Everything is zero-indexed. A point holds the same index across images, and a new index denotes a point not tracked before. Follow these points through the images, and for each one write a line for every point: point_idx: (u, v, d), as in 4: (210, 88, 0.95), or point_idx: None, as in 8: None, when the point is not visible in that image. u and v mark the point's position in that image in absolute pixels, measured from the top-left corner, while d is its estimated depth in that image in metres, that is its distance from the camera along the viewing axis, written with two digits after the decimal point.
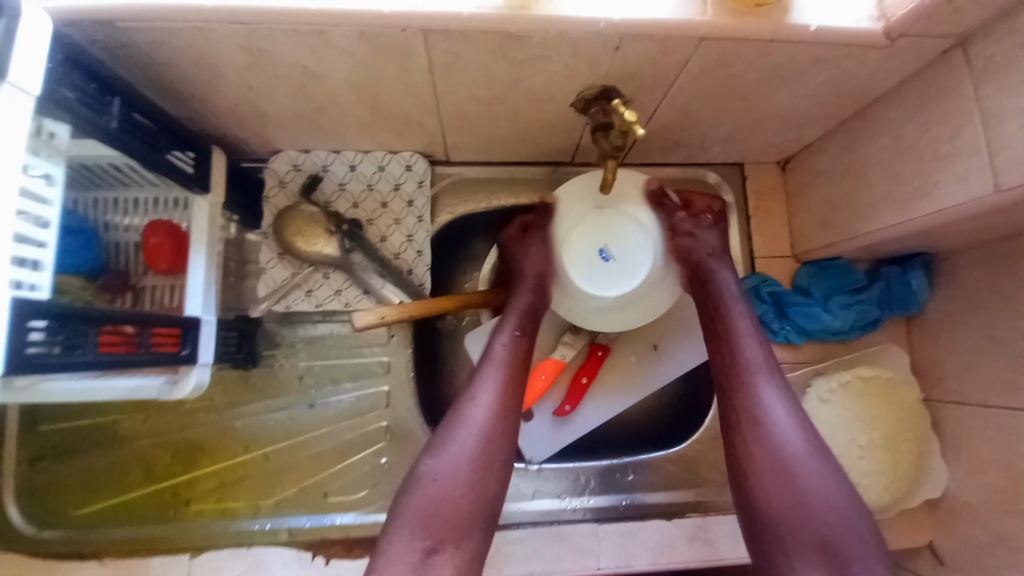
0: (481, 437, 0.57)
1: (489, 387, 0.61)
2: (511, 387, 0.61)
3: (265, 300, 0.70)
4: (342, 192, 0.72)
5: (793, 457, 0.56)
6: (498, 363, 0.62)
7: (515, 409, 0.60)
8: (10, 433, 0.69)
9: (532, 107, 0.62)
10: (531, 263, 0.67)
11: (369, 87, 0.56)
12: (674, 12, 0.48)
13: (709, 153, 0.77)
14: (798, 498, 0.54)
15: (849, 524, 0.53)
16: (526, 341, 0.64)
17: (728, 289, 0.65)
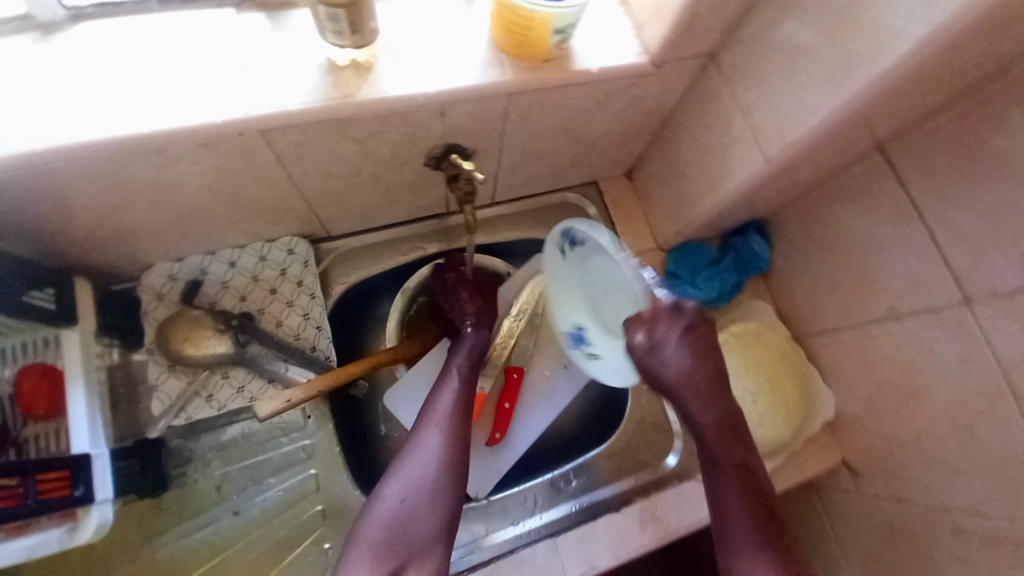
0: (431, 464, 0.62)
1: (433, 431, 0.65)
2: (458, 413, 0.67)
3: (163, 416, 0.67)
4: (227, 289, 0.73)
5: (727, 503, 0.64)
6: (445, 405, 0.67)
7: (463, 439, 0.65)
8: None
9: (389, 174, 0.68)
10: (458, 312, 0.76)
11: (229, 187, 0.60)
12: (463, 77, 0.56)
13: (565, 178, 0.87)
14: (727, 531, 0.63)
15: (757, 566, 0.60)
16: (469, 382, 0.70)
17: (683, 375, 0.67)
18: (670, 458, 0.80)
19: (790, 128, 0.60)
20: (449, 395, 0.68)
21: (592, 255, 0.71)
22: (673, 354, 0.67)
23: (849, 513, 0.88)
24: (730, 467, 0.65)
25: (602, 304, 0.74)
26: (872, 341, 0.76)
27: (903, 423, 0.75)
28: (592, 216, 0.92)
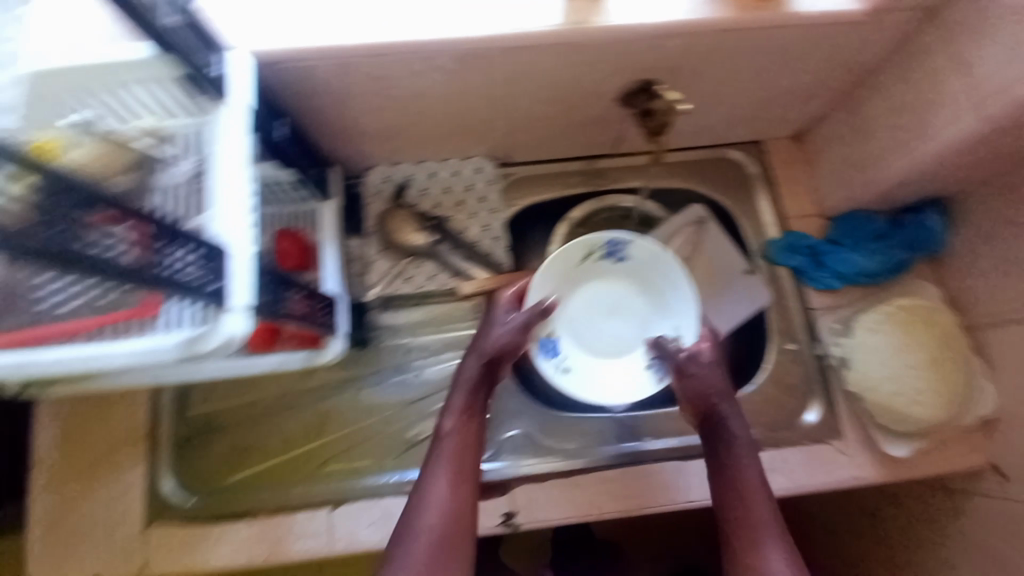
0: (438, 523, 0.57)
1: (436, 480, 0.60)
2: (465, 472, 0.61)
3: (374, 287, 0.82)
4: (425, 196, 0.86)
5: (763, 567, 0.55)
6: (445, 446, 0.62)
7: (466, 497, 0.60)
8: (164, 419, 0.76)
9: (582, 104, 0.75)
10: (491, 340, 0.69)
11: (458, 101, 0.71)
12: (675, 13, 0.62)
13: (732, 133, 0.88)
14: None
15: None
16: (473, 421, 0.65)
17: (733, 410, 0.65)
18: (809, 415, 0.82)
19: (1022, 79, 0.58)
20: (446, 453, 0.62)
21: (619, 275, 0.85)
22: (718, 380, 0.67)
23: None
24: (769, 530, 0.58)
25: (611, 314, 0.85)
26: None
27: None
28: (752, 175, 0.91)
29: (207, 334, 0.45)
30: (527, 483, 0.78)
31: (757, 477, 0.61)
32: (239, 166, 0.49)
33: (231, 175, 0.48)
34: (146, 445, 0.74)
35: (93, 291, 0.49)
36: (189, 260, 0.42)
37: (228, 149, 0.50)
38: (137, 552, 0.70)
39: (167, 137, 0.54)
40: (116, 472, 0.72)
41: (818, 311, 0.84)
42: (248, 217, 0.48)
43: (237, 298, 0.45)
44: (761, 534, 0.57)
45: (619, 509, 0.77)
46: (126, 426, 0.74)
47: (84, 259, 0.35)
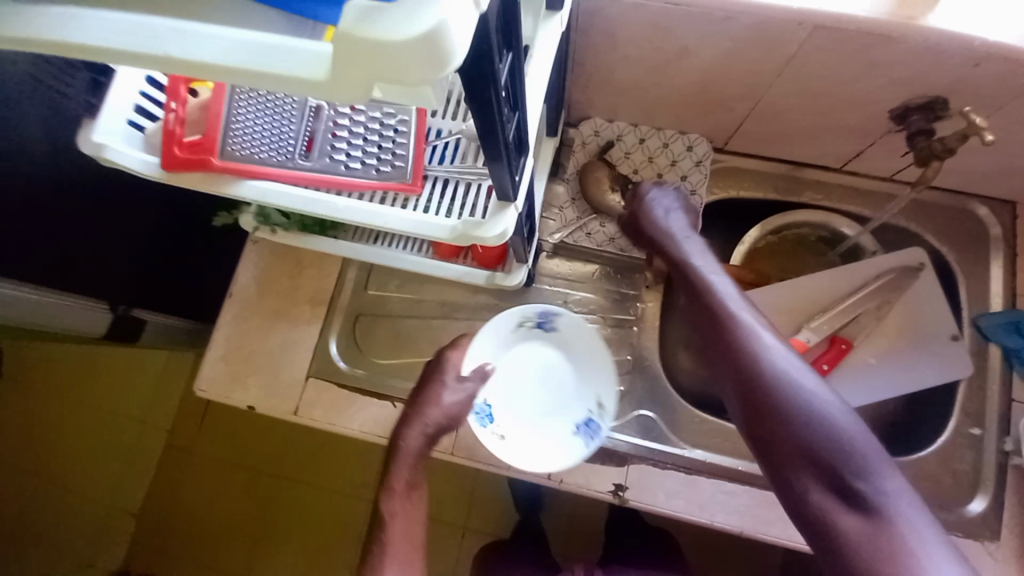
0: None
1: (392, 565, 0.66)
2: (411, 545, 0.68)
3: (556, 232, 0.83)
4: (628, 159, 0.84)
5: (791, 382, 0.52)
6: (398, 531, 0.68)
7: None
8: (347, 290, 0.83)
9: (844, 108, 0.69)
10: (436, 415, 0.68)
11: (720, 69, 0.68)
12: (1020, 31, 0.55)
13: (987, 184, 0.78)
14: (794, 428, 0.50)
15: (847, 441, 0.48)
16: (417, 492, 0.70)
17: (694, 250, 0.65)
18: (974, 505, 0.72)
19: None
20: (394, 530, 0.68)
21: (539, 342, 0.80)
22: (675, 224, 0.67)
23: None
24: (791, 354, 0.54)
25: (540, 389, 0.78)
26: None
27: None
28: (991, 236, 0.80)
29: (486, 222, 0.47)
30: (646, 464, 0.74)
31: (751, 313, 0.58)
32: (546, 69, 0.49)
33: (538, 79, 0.48)
34: (326, 308, 0.81)
35: (376, 159, 0.55)
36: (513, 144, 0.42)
37: (542, 52, 0.49)
38: (295, 394, 0.78)
39: None
40: (299, 319, 0.81)
41: (1020, 404, 0.74)
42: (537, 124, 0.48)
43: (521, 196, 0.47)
44: (772, 363, 0.53)
45: (730, 525, 0.72)
46: (314, 286, 0.82)
47: (486, 106, 0.35)
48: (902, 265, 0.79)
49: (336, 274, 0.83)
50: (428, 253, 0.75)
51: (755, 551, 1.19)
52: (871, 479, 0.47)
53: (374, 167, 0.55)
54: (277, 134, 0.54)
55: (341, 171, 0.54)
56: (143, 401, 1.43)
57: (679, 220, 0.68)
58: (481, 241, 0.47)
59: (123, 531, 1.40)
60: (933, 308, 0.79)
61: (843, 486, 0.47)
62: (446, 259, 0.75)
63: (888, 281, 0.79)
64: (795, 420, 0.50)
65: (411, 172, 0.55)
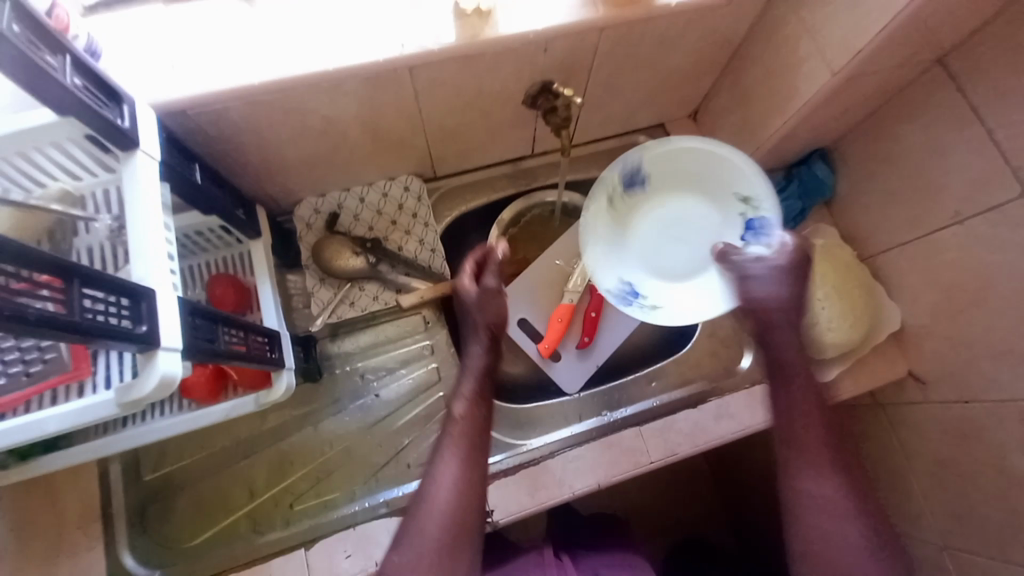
0: (450, 498, 0.63)
1: (447, 465, 0.65)
2: (475, 464, 0.65)
3: (319, 316, 0.82)
4: (358, 221, 0.88)
5: (807, 415, 0.68)
6: (463, 437, 0.67)
7: (475, 481, 0.65)
8: (117, 492, 0.73)
9: (494, 110, 0.80)
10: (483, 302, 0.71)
11: (375, 120, 0.74)
12: (555, 18, 0.66)
13: (637, 119, 0.96)
14: (811, 458, 0.67)
15: (838, 503, 0.65)
16: (483, 404, 0.69)
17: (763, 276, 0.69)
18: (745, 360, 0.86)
19: (853, 36, 0.66)
20: (452, 470, 0.65)
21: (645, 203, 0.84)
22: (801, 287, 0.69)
23: (921, 427, 0.89)
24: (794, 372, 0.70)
25: (671, 235, 0.84)
26: (933, 250, 0.80)
27: (973, 325, 0.77)
28: None
29: (139, 377, 0.46)
30: (498, 478, 0.78)
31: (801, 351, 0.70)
32: (155, 207, 0.50)
33: (150, 217, 0.49)
34: (102, 523, 0.70)
35: (24, 364, 0.50)
36: (109, 310, 0.42)
37: (143, 192, 0.50)
38: None
39: (77, 199, 0.58)
40: (76, 551, 0.69)
41: None
42: (164, 257, 0.49)
43: (167, 339, 0.46)
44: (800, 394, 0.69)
45: (590, 485, 0.78)
46: (77, 503, 0.70)
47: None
48: None
49: (99, 480, 0.73)
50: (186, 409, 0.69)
51: (670, 474, 1.31)
52: (852, 531, 0.64)
53: (23, 373, 0.50)
54: None
55: None
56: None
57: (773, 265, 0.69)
58: (145, 397, 0.45)
59: None
60: None
61: (833, 529, 0.65)
62: (201, 407, 0.69)
63: None
64: (807, 446, 0.67)
65: (72, 359, 0.51)
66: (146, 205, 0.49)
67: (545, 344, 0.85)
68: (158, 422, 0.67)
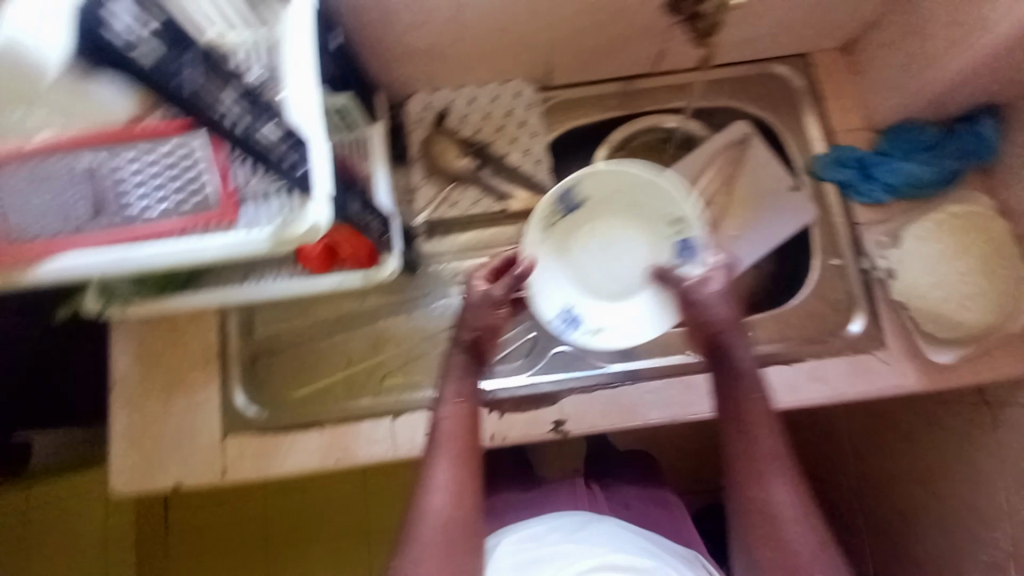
0: (449, 497, 0.63)
1: (440, 469, 0.65)
2: (464, 469, 0.65)
3: (423, 211, 0.85)
4: (465, 122, 0.86)
5: (767, 458, 0.64)
6: (446, 441, 0.66)
7: (470, 480, 0.65)
8: (234, 340, 0.80)
9: (624, 15, 0.73)
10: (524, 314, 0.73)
11: (503, 11, 0.69)
12: None
13: (779, 44, 0.84)
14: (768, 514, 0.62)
15: (812, 559, 0.60)
16: (467, 405, 0.69)
17: (721, 303, 0.71)
18: (854, 325, 0.82)
19: None
20: (445, 467, 0.65)
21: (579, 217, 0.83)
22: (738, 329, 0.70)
23: None
24: (732, 422, 0.67)
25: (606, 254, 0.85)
26: None
27: None
28: (798, 90, 0.88)
29: (294, 217, 0.48)
30: (576, 394, 0.80)
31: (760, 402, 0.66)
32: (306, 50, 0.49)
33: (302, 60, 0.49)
34: (218, 363, 0.78)
35: (178, 196, 0.53)
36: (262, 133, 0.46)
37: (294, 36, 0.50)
38: (218, 458, 0.76)
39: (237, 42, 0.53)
40: (197, 385, 0.78)
41: (864, 225, 0.83)
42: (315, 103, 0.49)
43: (320, 186, 0.48)
44: (749, 425, 0.65)
45: (665, 417, 0.79)
46: (198, 347, 0.78)
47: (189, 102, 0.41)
48: (733, 139, 0.87)
49: (216, 327, 0.79)
50: (298, 274, 0.75)
51: None
52: None
53: (175, 208, 0.52)
54: (60, 199, 0.50)
55: (141, 223, 0.52)
56: (91, 515, 1.33)
57: (724, 297, 0.71)
58: (292, 241, 0.47)
59: None
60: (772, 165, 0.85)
61: None
62: (315, 274, 0.74)
63: (725, 156, 0.87)
64: (770, 496, 0.63)
65: (218, 202, 0.53)
66: (287, 51, 0.50)
67: (640, 275, 0.82)
68: (279, 281, 0.74)
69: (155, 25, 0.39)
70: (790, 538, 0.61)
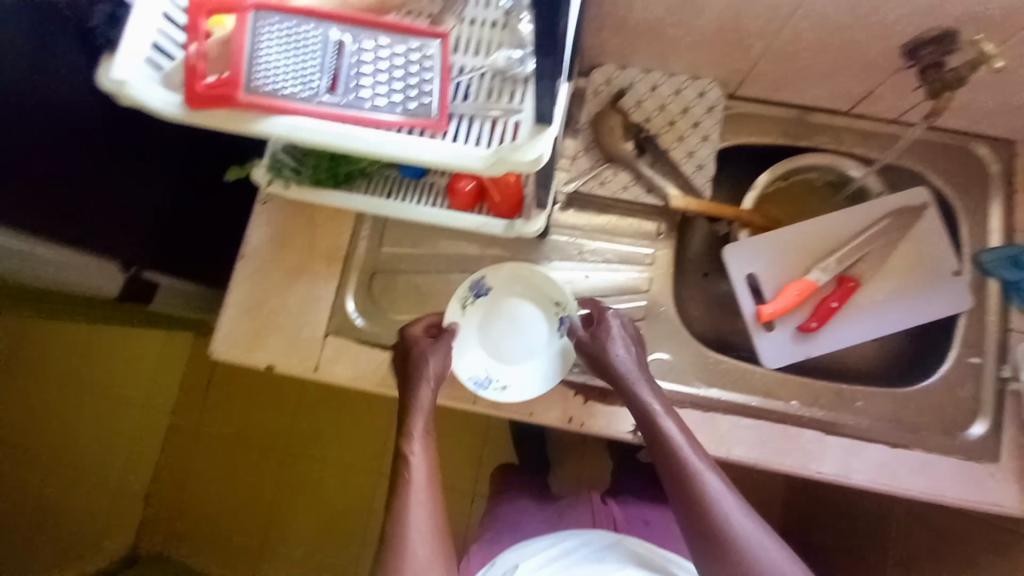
0: (432, 541, 0.64)
1: (419, 513, 0.65)
2: (435, 497, 0.67)
3: (572, 181, 0.84)
4: (640, 106, 0.83)
5: (711, 499, 0.63)
6: (416, 480, 0.67)
7: (443, 522, 0.66)
8: (361, 249, 0.82)
9: (859, 45, 0.70)
10: (435, 367, 0.71)
11: (738, 6, 0.67)
12: None
13: (992, 121, 0.79)
14: (737, 556, 0.60)
15: None
16: (432, 441, 0.70)
17: (617, 344, 0.71)
18: (974, 429, 0.76)
19: None
20: (418, 506, 0.65)
21: (510, 308, 0.79)
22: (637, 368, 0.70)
23: None
24: (678, 459, 0.65)
25: (516, 336, 0.78)
26: None
27: None
28: (992, 175, 0.82)
29: (522, 144, 0.47)
30: (665, 403, 0.77)
31: (689, 442, 0.66)
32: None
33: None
34: (342, 266, 0.81)
35: (403, 95, 0.53)
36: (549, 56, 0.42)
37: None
38: (315, 352, 0.78)
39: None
40: (316, 278, 0.80)
41: (1018, 332, 0.78)
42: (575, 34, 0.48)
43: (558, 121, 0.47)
44: (689, 461, 0.65)
45: (747, 458, 0.75)
46: (329, 243, 0.81)
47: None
48: (909, 206, 0.82)
49: (351, 230, 0.82)
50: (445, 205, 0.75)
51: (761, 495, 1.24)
52: None
53: (400, 104, 0.53)
54: (302, 66, 0.51)
55: (364, 109, 0.52)
56: (153, 359, 1.46)
57: (623, 339, 0.72)
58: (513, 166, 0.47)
59: (134, 504, 1.44)
60: (939, 244, 0.81)
61: None
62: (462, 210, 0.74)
63: (892, 220, 0.82)
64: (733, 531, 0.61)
65: (439, 108, 0.54)
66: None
67: (771, 309, 0.78)
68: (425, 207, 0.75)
69: None
70: (737, 539, 0.61)
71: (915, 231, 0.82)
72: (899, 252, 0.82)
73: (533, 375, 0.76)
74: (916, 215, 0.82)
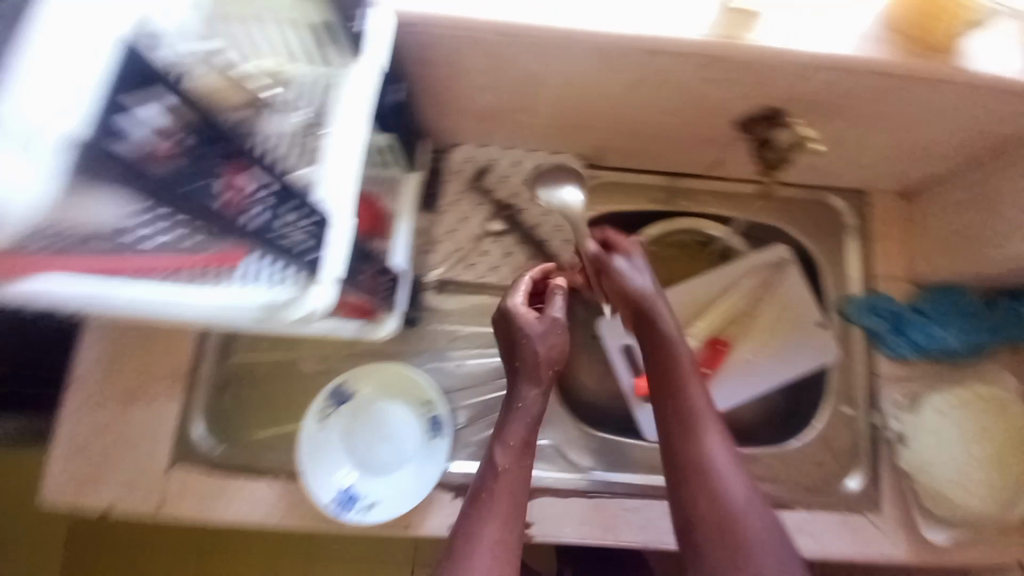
0: (498, 545, 0.55)
1: (488, 520, 0.56)
2: (520, 504, 0.59)
3: (438, 266, 0.80)
4: (504, 181, 0.81)
5: (701, 414, 0.62)
6: (505, 478, 0.59)
7: (515, 542, 0.56)
8: (207, 360, 0.75)
9: (696, 122, 0.70)
10: (551, 355, 0.64)
11: (571, 94, 0.66)
12: (838, 46, 0.57)
13: (839, 175, 0.82)
14: (708, 478, 0.58)
15: (751, 514, 0.57)
16: (529, 454, 0.62)
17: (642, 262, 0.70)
18: (851, 481, 0.77)
19: None
20: (494, 508, 0.57)
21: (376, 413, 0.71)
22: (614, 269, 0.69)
23: None
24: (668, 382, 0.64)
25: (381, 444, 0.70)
26: None
27: None
28: (850, 226, 0.85)
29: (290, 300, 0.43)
30: (547, 495, 0.73)
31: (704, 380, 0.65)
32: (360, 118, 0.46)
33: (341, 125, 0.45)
34: (186, 382, 0.73)
35: None
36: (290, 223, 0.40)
37: (350, 100, 0.46)
38: (158, 488, 0.69)
39: (284, 81, 0.47)
40: (156, 401, 0.71)
41: (885, 379, 0.79)
42: (348, 177, 0.45)
43: (330, 270, 0.43)
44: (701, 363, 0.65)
45: (636, 542, 0.72)
46: (170, 360, 0.73)
47: (216, 216, 0.36)
48: (768, 263, 0.84)
49: (197, 340, 0.74)
50: None
51: None
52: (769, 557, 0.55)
53: None
54: None
55: None
56: None
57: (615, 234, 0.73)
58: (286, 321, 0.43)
59: None
60: (800, 296, 0.84)
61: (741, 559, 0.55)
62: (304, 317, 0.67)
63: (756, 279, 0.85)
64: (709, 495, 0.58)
65: None
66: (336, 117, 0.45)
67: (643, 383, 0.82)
68: None
69: (181, 117, 0.34)
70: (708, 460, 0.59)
71: (781, 284, 0.84)
72: (765, 306, 0.85)
73: (400, 490, 0.68)
74: (778, 271, 0.85)
